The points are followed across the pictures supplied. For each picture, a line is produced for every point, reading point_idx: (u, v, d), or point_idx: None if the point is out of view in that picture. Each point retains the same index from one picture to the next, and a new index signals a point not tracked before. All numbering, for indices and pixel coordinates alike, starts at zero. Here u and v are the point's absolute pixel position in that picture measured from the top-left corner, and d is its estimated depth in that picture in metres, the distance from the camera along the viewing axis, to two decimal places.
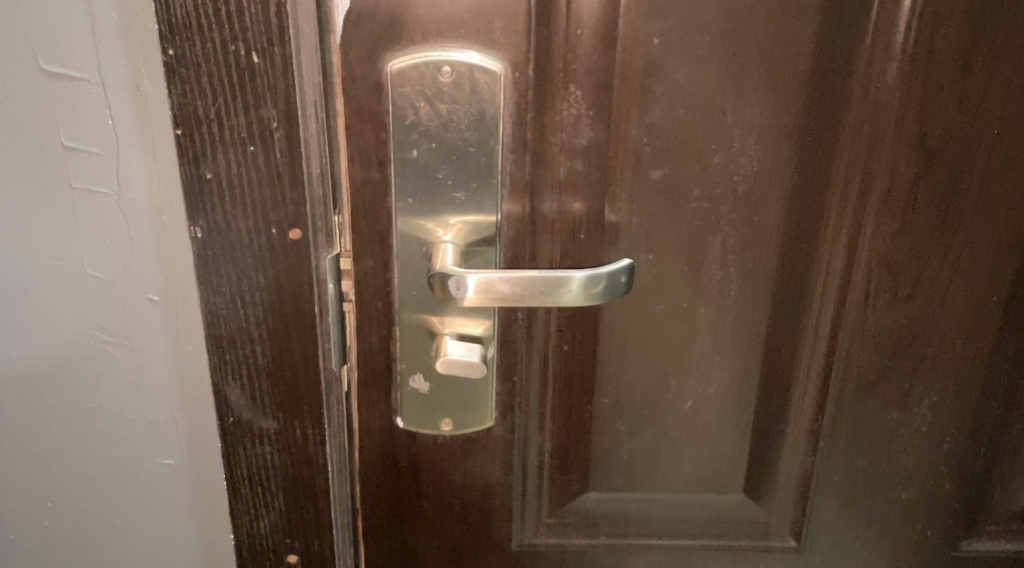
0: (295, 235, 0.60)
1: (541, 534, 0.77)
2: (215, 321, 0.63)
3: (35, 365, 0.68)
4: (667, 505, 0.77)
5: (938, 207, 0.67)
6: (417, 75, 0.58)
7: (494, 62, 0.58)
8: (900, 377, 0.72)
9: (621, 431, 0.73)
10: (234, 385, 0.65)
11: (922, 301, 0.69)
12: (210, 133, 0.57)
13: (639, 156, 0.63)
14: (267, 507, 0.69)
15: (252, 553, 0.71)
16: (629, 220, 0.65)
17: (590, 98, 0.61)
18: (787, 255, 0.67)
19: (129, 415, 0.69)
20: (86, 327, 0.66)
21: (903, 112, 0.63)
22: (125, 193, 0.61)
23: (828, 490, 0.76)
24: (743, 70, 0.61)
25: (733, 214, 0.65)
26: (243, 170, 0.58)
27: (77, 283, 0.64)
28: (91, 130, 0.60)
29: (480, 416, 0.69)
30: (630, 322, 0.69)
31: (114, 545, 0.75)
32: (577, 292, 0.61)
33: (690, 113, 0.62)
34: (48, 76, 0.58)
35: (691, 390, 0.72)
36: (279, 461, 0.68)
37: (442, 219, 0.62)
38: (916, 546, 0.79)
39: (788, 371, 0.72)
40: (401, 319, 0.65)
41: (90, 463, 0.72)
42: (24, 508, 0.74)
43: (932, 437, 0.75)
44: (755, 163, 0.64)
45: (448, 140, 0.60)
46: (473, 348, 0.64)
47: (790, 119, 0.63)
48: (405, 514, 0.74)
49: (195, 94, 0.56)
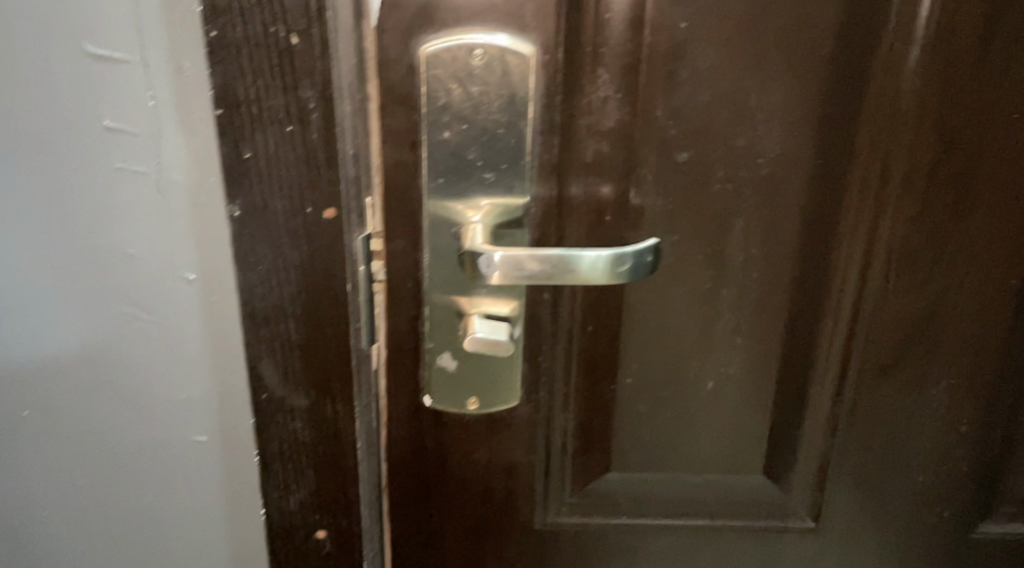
0: (330, 214, 0.62)
1: (563, 514, 0.78)
2: (250, 299, 0.64)
3: (72, 342, 0.69)
4: (687, 485, 0.78)
5: (957, 190, 0.68)
6: (450, 57, 0.59)
7: (525, 45, 0.60)
8: (918, 359, 0.73)
9: (644, 412, 0.74)
10: (268, 362, 0.67)
11: (941, 284, 0.71)
12: (250, 113, 0.59)
13: (664, 139, 0.65)
14: (298, 483, 0.71)
15: (282, 527, 0.73)
16: (654, 202, 0.67)
17: (617, 81, 0.63)
18: (808, 237, 0.69)
19: (164, 392, 0.71)
20: (123, 305, 0.68)
21: (924, 95, 0.65)
22: (165, 172, 0.63)
23: (847, 472, 0.77)
24: (767, 54, 0.63)
25: (756, 196, 0.67)
26: (281, 150, 0.60)
27: (115, 261, 0.66)
28: (133, 111, 0.61)
29: (505, 395, 0.71)
30: (653, 304, 0.70)
31: (147, 521, 0.77)
32: (604, 270, 0.62)
33: (715, 96, 0.64)
34: (92, 57, 0.60)
35: (713, 371, 0.73)
36: (309, 437, 0.69)
37: (472, 200, 0.63)
38: (932, 529, 0.81)
39: (809, 353, 0.73)
40: (430, 299, 0.67)
41: (125, 441, 0.73)
42: (56, 485, 0.76)
43: (950, 420, 0.76)
44: (778, 146, 0.65)
45: (479, 122, 0.61)
46: (501, 327, 0.66)
47: (813, 103, 0.64)
48: (431, 492, 0.75)
49: (236, 74, 0.58)
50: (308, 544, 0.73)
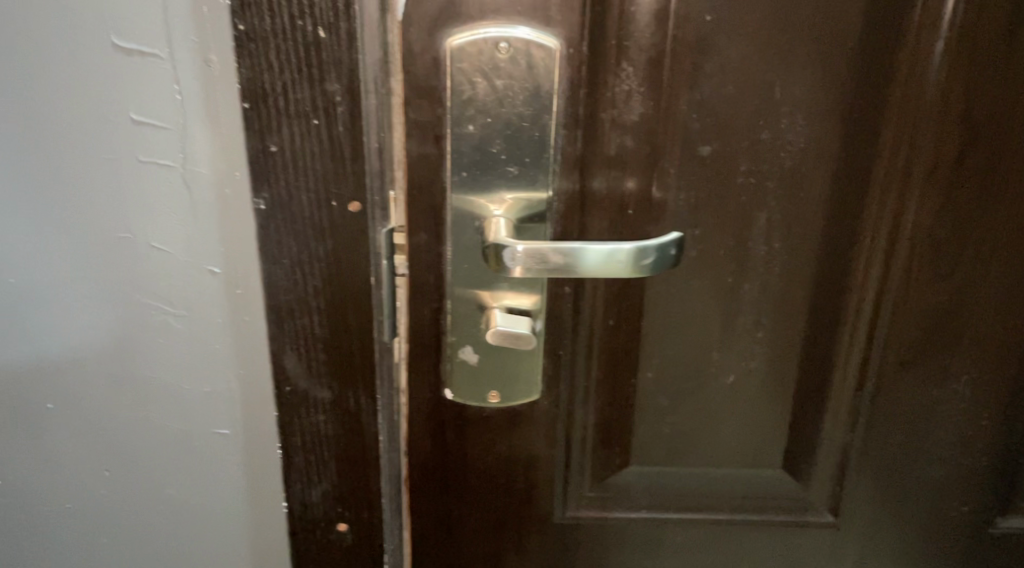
0: (354, 208, 0.62)
1: (583, 507, 0.78)
2: (275, 292, 0.65)
3: (97, 335, 0.70)
4: (707, 479, 0.78)
5: (981, 183, 0.68)
6: (475, 51, 0.60)
7: (550, 38, 0.60)
8: (940, 353, 0.73)
9: (664, 406, 0.74)
10: (291, 355, 0.67)
11: (963, 277, 0.71)
12: (277, 107, 0.59)
13: (688, 132, 0.65)
14: (320, 475, 0.71)
15: (304, 519, 0.73)
16: (677, 196, 0.67)
17: (641, 74, 0.63)
18: (830, 230, 0.69)
19: (187, 385, 0.72)
20: (148, 298, 0.68)
21: (948, 89, 0.65)
22: (191, 165, 0.63)
23: (867, 465, 0.77)
24: (792, 47, 0.63)
25: (779, 189, 0.67)
26: (307, 143, 0.60)
27: (141, 253, 0.67)
28: (160, 104, 0.62)
29: (527, 388, 0.71)
30: (675, 298, 0.70)
31: (170, 513, 0.77)
32: (628, 263, 0.62)
33: (739, 90, 0.64)
34: (119, 51, 0.61)
35: (734, 365, 0.73)
36: (332, 429, 0.70)
37: (495, 193, 0.64)
38: (951, 522, 0.81)
39: (830, 347, 0.73)
40: (453, 292, 0.67)
41: (148, 434, 0.74)
42: (80, 477, 0.76)
43: (971, 414, 0.76)
44: (802, 139, 0.65)
45: (503, 115, 0.61)
46: (522, 321, 0.66)
47: (837, 96, 0.64)
48: (451, 485, 0.75)
49: (263, 68, 0.58)
50: (330, 536, 0.74)
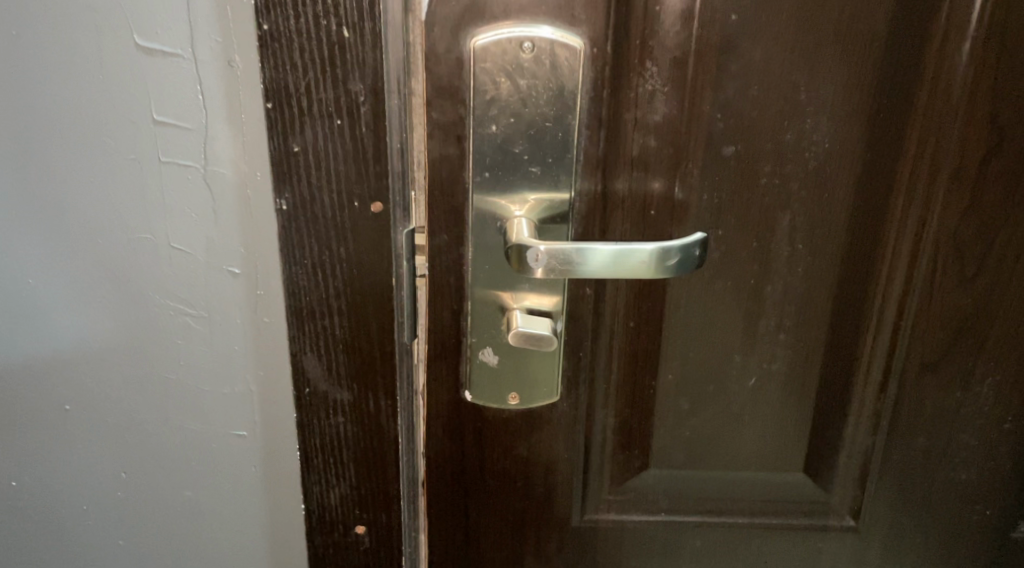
0: (377, 208, 0.62)
1: (602, 511, 0.78)
2: (296, 292, 0.64)
3: (116, 335, 0.70)
4: (727, 483, 0.77)
5: (1007, 184, 0.67)
6: (499, 51, 0.59)
7: (574, 38, 0.60)
8: (964, 355, 0.73)
9: (685, 409, 0.74)
10: (311, 356, 0.67)
11: (989, 279, 0.70)
12: (300, 107, 0.59)
13: (712, 133, 0.64)
14: (339, 478, 0.71)
15: (322, 522, 0.73)
16: (699, 196, 0.66)
17: (665, 74, 0.62)
18: (855, 232, 0.68)
19: (206, 387, 0.71)
20: (168, 299, 0.68)
21: (975, 89, 0.64)
22: (213, 166, 0.63)
23: (888, 469, 0.77)
24: (817, 47, 0.62)
25: (803, 190, 0.66)
26: (329, 144, 0.60)
27: (161, 254, 0.66)
28: (182, 105, 0.62)
29: (546, 391, 0.70)
30: (696, 300, 0.70)
31: (188, 515, 0.77)
32: (651, 263, 0.62)
33: (764, 91, 0.63)
34: (143, 51, 0.61)
35: (756, 367, 0.72)
36: (351, 431, 0.69)
37: (516, 194, 0.63)
38: (974, 527, 0.80)
39: (854, 349, 0.72)
40: (473, 294, 0.66)
41: (166, 435, 0.74)
42: (97, 478, 0.76)
43: (994, 417, 0.75)
44: (828, 139, 0.65)
45: (527, 115, 0.61)
46: (543, 322, 0.65)
47: (864, 95, 0.64)
48: (470, 488, 0.75)
49: (287, 68, 0.58)
50: (347, 539, 0.73)
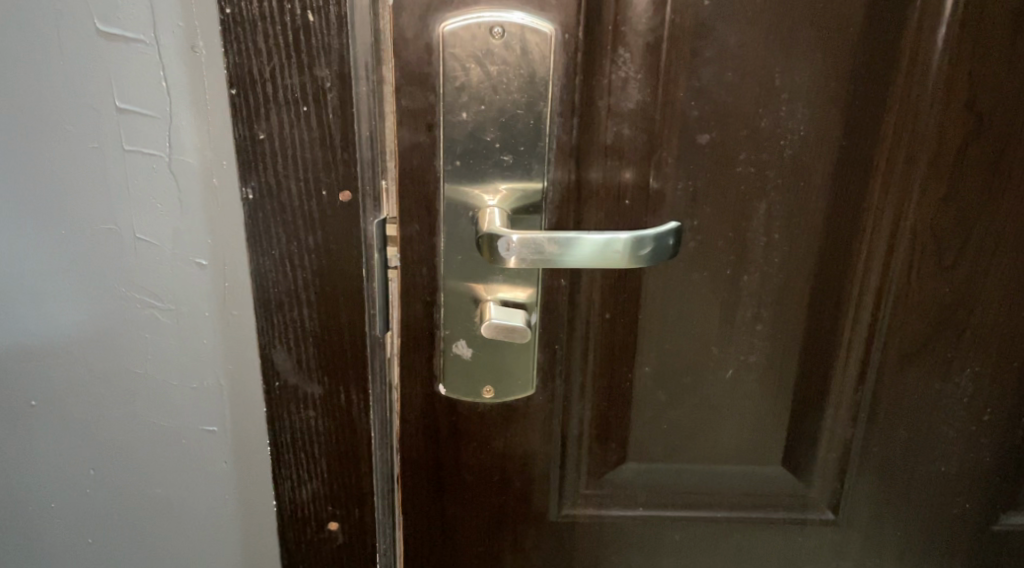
0: (345, 197, 0.61)
1: (579, 506, 0.77)
2: (264, 284, 0.63)
3: (82, 330, 0.69)
4: (705, 476, 0.77)
5: (985, 173, 0.67)
6: (469, 36, 0.58)
7: (545, 23, 0.58)
8: (943, 345, 0.72)
9: (662, 401, 0.73)
10: (281, 349, 0.65)
11: (967, 268, 0.69)
12: (265, 93, 0.58)
13: (687, 120, 0.63)
14: (310, 473, 0.70)
15: (293, 519, 0.72)
16: (675, 186, 0.65)
17: (638, 60, 0.61)
18: (832, 221, 0.67)
19: (174, 381, 0.70)
20: (135, 291, 0.67)
21: (952, 75, 0.63)
22: (178, 155, 0.62)
23: (868, 461, 0.76)
24: (793, 33, 0.61)
25: (779, 179, 0.66)
26: (295, 130, 0.59)
27: (127, 246, 0.65)
28: (145, 92, 0.61)
29: (520, 384, 0.69)
30: (673, 291, 0.69)
31: (159, 512, 0.76)
32: (624, 254, 0.61)
33: (739, 77, 0.62)
34: (105, 37, 0.59)
35: (733, 358, 0.72)
36: (323, 426, 0.68)
37: (489, 183, 0.62)
38: (954, 519, 0.79)
39: (831, 340, 0.72)
40: (446, 286, 0.65)
41: (134, 431, 0.72)
42: (65, 475, 0.75)
43: (973, 408, 0.75)
44: (803, 127, 0.64)
45: (497, 102, 0.60)
46: (517, 313, 0.64)
47: (839, 83, 0.63)
48: (446, 485, 0.74)
49: (251, 53, 0.57)
50: (321, 536, 0.72)
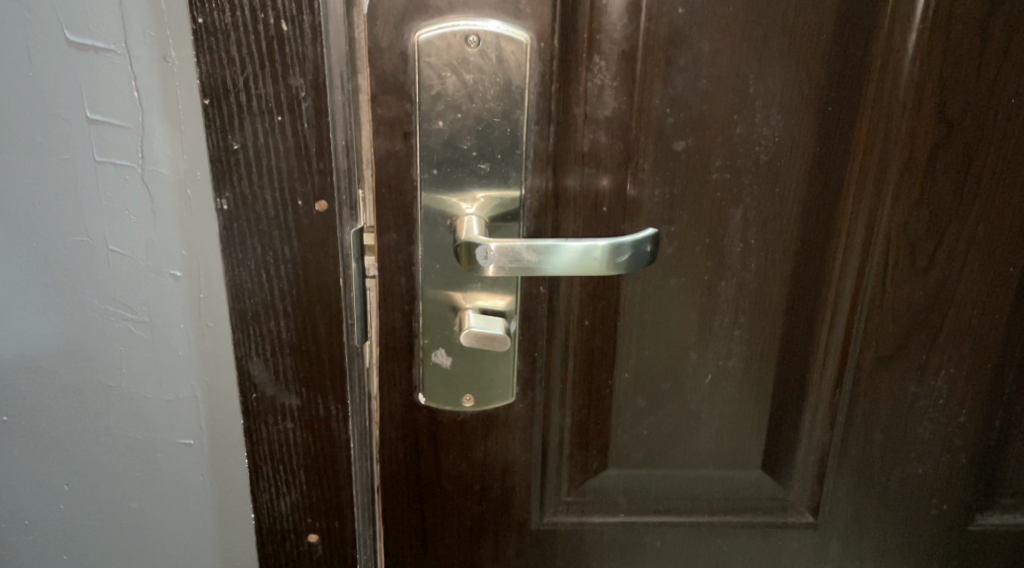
0: (322, 207, 0.60)
1: (561, 513, 0.76)
2: (239, 295, 0.63)
3: (55, 343, 0.68)
4: (685, 481, 0.77)
5: (956, 177, 0.67)
6: (444, 45, 0.58)
7: (520, 31, 0.58)
8: (918, 348, 0.73)
9: (642, 407, 0.73)
10: (258, 360, 0.65)
11: (940, 271, 0.70)
12: (239, 103, 0.57)
13: (662, 128, 0.64)
14: (289, 485, 0.69)
15: (272, 532, 0.71)
16: (652, 192, 0.66)
17: (614, 68, 0.61)
18: (807, 225, 0.68)
19: (148, 394, 0.69)
20: (106, 303, 0.66)
21: (924, 81, 0.64)
22: (150, 165, 0.62)
23: (846, 464, 0.76)
24: (765, 41, 0.62)
25: (755, 185, 0.66)
26: (271, 140, 0.58)
27: (99, 258, 0.65)
28: (117, 103, 0.60)
29: (500, 392, 0.68)
30: (651, 297, 0.69)
31: (135, 527, 0.75)
32: (603, 261, 0.60)
33: (713, 85, 0.63)
34: (75, 48, 0.59)
35: (711, 363, 0.72)
36: (301, 437, 0.68)
37: (467, 192, 0.62)
38: (932, 519, 0.80)
39: (808, 344, 0.72)
40: (424, 295, 0.65)
41: (108, 444, 0.71)
42: (38, 491, 0.74)
43: (949, 409, 0.75)
44: (777, 134, 0.65)
45: (474, 111, 0.59)
46: (496, 321, 0.63)
47: (811, 90, 0.64)
48: (426, 494, 0.73)
49: (224, 62, 0.56)
50: (301, 549, 0.72)
